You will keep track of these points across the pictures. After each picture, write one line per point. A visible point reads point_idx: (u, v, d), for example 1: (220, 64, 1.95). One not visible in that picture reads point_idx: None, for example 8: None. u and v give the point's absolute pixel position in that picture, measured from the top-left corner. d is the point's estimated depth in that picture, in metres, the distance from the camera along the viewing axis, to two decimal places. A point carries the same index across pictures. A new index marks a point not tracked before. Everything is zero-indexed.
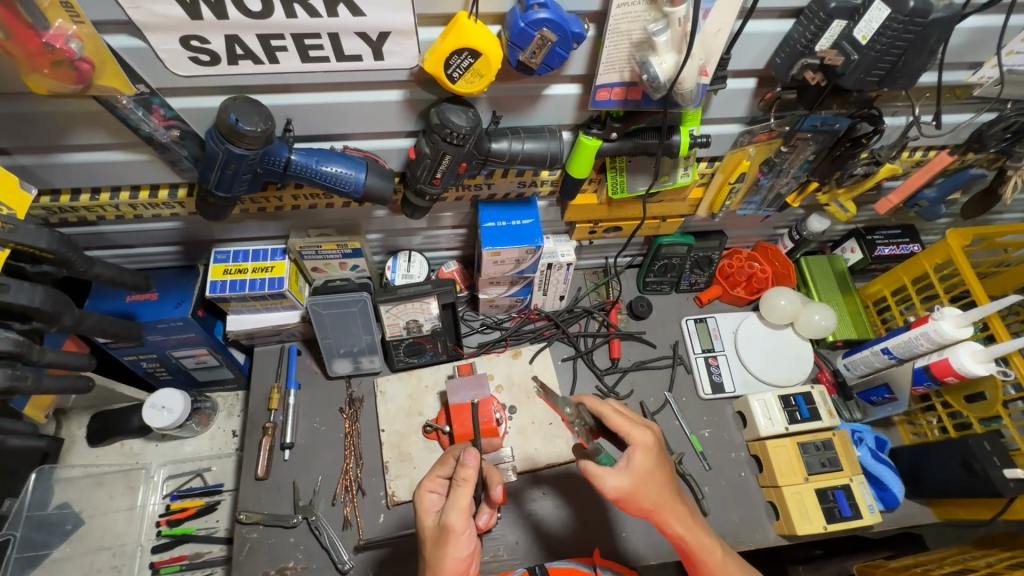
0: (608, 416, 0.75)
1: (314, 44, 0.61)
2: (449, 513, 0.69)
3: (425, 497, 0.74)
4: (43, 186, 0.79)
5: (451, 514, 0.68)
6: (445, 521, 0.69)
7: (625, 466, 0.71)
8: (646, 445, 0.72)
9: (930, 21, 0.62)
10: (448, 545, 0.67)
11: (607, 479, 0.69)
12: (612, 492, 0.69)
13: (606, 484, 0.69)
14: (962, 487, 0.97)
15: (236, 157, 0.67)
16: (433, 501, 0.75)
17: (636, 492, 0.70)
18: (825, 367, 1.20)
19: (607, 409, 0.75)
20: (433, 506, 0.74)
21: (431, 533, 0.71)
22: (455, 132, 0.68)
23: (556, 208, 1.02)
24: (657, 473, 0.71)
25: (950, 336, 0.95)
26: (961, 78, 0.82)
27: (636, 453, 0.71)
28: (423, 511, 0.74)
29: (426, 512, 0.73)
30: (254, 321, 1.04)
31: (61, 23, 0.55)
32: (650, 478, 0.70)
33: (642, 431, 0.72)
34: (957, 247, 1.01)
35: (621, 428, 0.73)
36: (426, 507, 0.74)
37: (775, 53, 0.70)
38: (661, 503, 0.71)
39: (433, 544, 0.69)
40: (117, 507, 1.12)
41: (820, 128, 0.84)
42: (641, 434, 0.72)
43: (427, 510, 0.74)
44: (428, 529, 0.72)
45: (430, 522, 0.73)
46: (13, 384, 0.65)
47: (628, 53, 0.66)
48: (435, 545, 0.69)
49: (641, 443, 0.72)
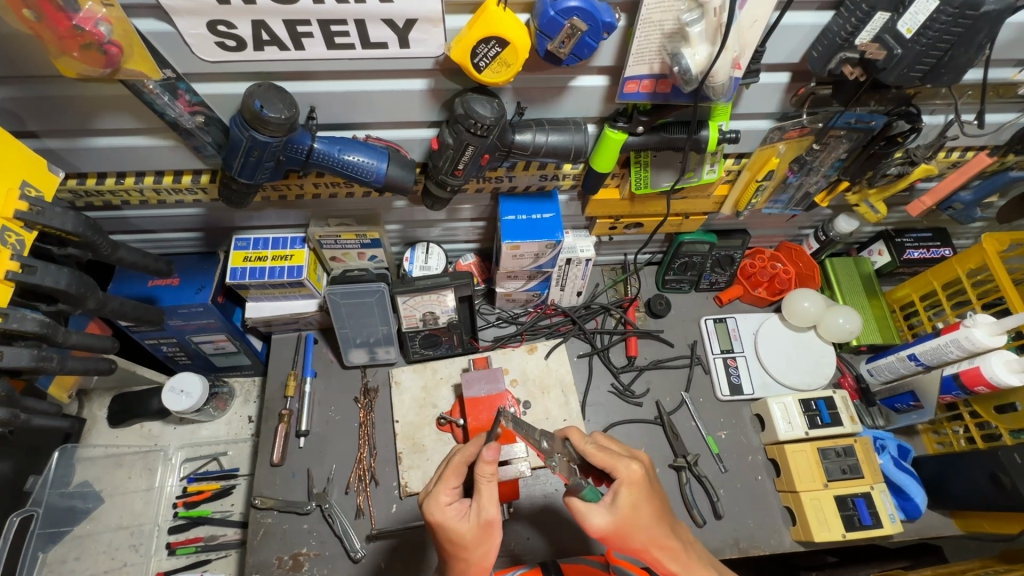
0: (591, 451, 0.73)
1: (341, 31, 0.61)
2: (487, 508, 0.68)
3: (445, 509, 0.69)
4: (69, 169, 0.80)
5: (489, 508, 0.68)
6: (484, 518, 0.68)
7: (610, 503, 0.68)
8: (633, 480, 0.68)
9: (982, 13, 0.59)
10: (491, 537, 0.68)
11: (590, 517, 0.67)
12: (597, 532, 0.67)
13: (590, 522, 0.67)
14: (990, 499, 0.94)
15: (260, 144, 0.67)
16: (455, 509, 0.70)
17: (621, 531, 0.67)
18: (848, 372, 1.17)
19: (589, 446, 0.73)
20: (458, 514, 0.69)
21: (468, 536, 0.68)
22: (479, 122, 0.67)
23: (577, 202, 1.01)
24: (644, 509, 0.67)
25: (982, 344, 0.92)
26: (1007, 75, 0.78)
27: (621, 489, 0.68)
28: (446, 522, 0.69)
29: (451, 521, 0.68)
30: (272, 308, 1.05)
31: (91, 6, 0.55)
32: (638, 514, 0.67)
33: (626, 465, 0.69)
34: (992, 251, 0.98)
35: (604, 464, 0.71)
36: (450, 518, 0.69)
37: (813, 46, 0.68)
38: (652, 541, 0.67)
39: (474, 545, 0.68)
40: (135, 487, 1.15)
41: (854, 125, 0.81)
42: (625, 468, 0.69)
43: (450, 521, 0.69)
44: (460, 534, 0.68)
45: (460, 527, 0.68)
46: (38, 365, 0.65)
47: (659, 45, 0.64)
48: (476, 544, 0.68)
49: (626, 478, 0.68)
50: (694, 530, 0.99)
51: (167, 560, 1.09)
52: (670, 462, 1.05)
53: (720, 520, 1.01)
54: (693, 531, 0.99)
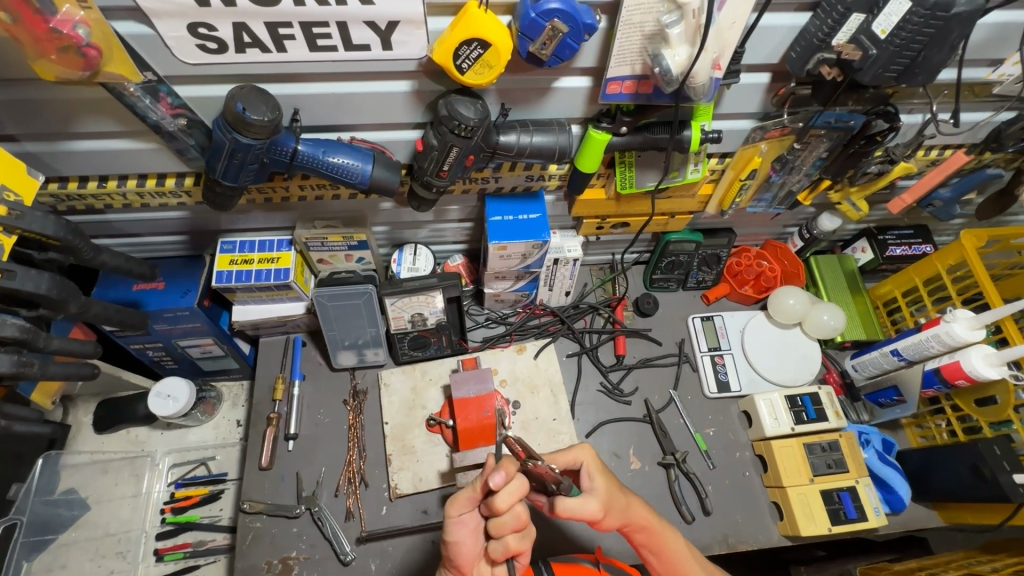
0: (556, 452, 0.74)
1: (323, 33, 0.61)
2: (457, 507, 0.65)
3: (436, 486, 0.74)
4: (50, 173, 0.79)
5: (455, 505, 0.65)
6: (448, 519, 0.65)
7: (591, 486, 0.72)
8: (592, 460, 0.74)
9: (953, 15, 0.60)
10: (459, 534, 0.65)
11: (586, 506, 0.68)
12: (593, 515, 0.69)
13: (586, 512, 0.68)
14: (972, 490, 0.95)
15: (243, 146, 0.67)
16: None
17: (610, 505, 0.71)
18: (833, 368, 1.18)
19: (551, 449, 0.75)
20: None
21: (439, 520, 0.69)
22: (463, 124, 0.68)
23: (563, 203, 1.01)
24: (615, 480, 0.73)
25: (962, 339, 0.94)
26: (981, 75, 0.80)
27: (590, 471, 0.73)
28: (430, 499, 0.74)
29: (433, 499, 0.74)
30: (259, 311, 1.04)
31: (68, 9, 0.54)
32: (614, 484, 0.73)
33: (580, 451, 0.74)
34: (972, 247, 1.00)
35: (565, 462, 0.74)
36: (435, 496, 0.73)
37: (791, 47, 0.69)
38: (628, 506, 0.74)
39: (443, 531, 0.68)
40: (121, 494, 1.13)
41: (834, 124, 0.82)
42: (583, 454, 0.74)
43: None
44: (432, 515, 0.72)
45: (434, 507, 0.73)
46: (18, 370, 0.64)
47: (640, 46, 0.65)
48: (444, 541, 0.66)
49: (596, 460, 0.73)
50: (683, 527, 1.00)
51: (154, 567, 1.09)
52: (659, 459, 1.05)
53: (709, 516, 1.01)
54: (681, 527, 1.00)
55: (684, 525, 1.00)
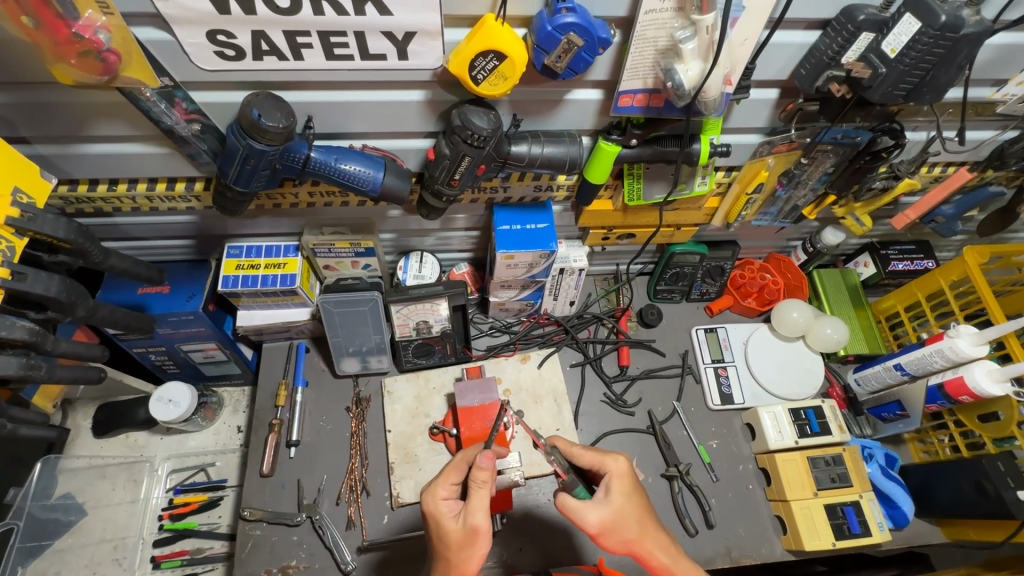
0: (580, 452, 0.76)
1: (340, 42, 0.61)
2: (475, 514, 0.68)
3: (441, 504, 0.70)
4: (60, 175, 0.79)
5: (478, 514, 0.68)
6: (470, 524, 0.68)
7: (603, 497, 0.71)
8: (621, 473, 0.72)
9: (962, 36, 0.61)
10: (476, 545, 0.67)
11: (588, 513, 0.69)
12: (593, 527, 0.69)
13: (585, 518, 0.69)
14: (976, 507, 0.95)
15: (256, 152, 0.67)
16: (450, 506, 0.71)
17: (616, 524, 0.69)
18: (835, 382, 1.19)
19: (577, 447, 0.76)
20: (451, 513, 0.70)
21: (454, 536, 0.68)
22: (475, 134, 0.68)
23: (570, 213, 1.02)
24: (633, 500, 0.71)
25: (966, 354, 0.94)
26: (985, 94, 0.81)
27: (612, 484, 0.71)
28: (440, 517, 0.70)
29: (444, 517, 0.69)
30: (264, 316, 1.03)
31: (91, 14, 0.55)
32: (628, 506, 0.70)
33: (614, 460, 0.73)
34: (975, 263, 1.01)
35: (593, 461, 0.74)
36: (443, 514, 0.70)
37: (800, 64, 0.71)
38: (642, 535, 0.70)
39: (456, 547, 0.68)
40: (119, 500, 1.12)
41: (841, 140, 0.83)
42: (613, 463, 0.73)
43: (444, 518, 0.69)
44: (449, 534, 0.68)
45: (451, 526, 0.69)
46: (26, 373, 0.64)
47: (653, 60, 0.66)
48: (458, 548, 0.68)
49: (615, 472, 0.72)
50: (686, 540, 0.99)
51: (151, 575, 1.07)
52: (662, 471, 1.05)
53: (712, 529, 1.01)
54: (684, 540, 0.99)
55: (688, 538, 0.99)
